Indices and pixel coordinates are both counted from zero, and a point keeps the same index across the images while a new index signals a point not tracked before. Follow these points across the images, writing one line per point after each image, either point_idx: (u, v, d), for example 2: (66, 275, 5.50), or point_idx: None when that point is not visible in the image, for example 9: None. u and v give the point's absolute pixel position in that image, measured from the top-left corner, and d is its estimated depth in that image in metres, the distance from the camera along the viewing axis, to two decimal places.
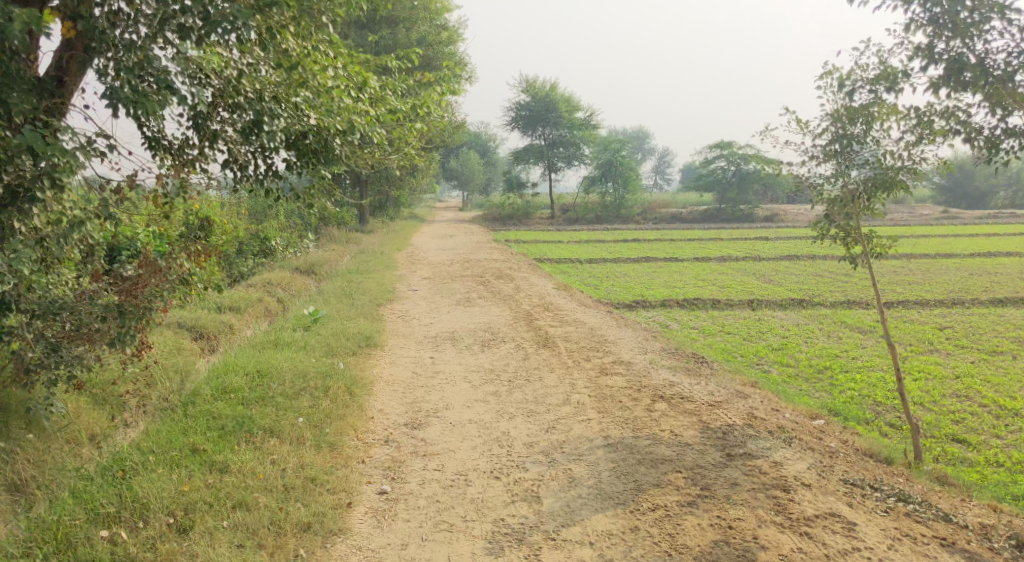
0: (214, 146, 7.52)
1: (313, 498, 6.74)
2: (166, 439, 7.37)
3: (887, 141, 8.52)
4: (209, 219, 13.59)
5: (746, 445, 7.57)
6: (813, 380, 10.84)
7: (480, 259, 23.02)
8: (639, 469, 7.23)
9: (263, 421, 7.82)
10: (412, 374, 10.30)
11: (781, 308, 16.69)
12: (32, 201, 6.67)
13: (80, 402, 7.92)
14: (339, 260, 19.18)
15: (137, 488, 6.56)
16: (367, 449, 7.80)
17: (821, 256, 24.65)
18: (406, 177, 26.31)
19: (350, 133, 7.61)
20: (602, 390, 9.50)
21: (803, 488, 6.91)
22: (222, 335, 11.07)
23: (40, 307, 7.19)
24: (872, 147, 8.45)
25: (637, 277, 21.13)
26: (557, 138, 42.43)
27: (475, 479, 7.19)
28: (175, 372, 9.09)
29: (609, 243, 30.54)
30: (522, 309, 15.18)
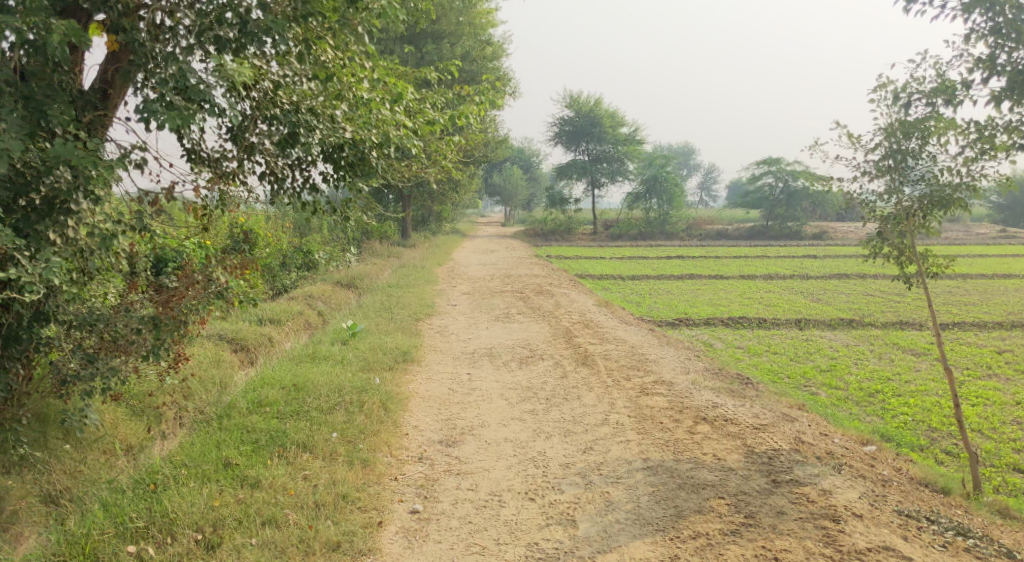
0: (251, 158, 7.43)
1: (343, 516, 6.58)
2: (201, 450, 7.28)
3: (944, 157, 8.17)
4: (252, 232, 13.61)
5: (793, 471, 7.26)
6: (864, 405, 10.51)
7: (522, 274, 22.87)
8: (680, 494, 6.96)
9: (296, 435, 7.69)
10: (448, 391, 10.14)
11: (830, 328, 16.26)
12: (68, 213, 6.54)
13: (118, 413, 7.90)
14: (379, 274, 19.15)
15: (167, 502, 6.46)
16: (400, 466, 7.64)
17: (871, 276, 24.05)
18: (448, 191, 26.28)
19: (387, 145, 7.47)
20: (642, 411, 9.25)
21: (854, 519, 6.58)
22: (261, 347, 11.03)
23: (76, 319, 7.12)
24: (928, 162, 8.11)
25: (681, 294, 20.80)
26: (601, 154, 42.20)
27: (509, 500, 6.98)
28: (213, 384, 9.04)
29: (652, 260, 30.21)
30: (562, 326, 14.97)
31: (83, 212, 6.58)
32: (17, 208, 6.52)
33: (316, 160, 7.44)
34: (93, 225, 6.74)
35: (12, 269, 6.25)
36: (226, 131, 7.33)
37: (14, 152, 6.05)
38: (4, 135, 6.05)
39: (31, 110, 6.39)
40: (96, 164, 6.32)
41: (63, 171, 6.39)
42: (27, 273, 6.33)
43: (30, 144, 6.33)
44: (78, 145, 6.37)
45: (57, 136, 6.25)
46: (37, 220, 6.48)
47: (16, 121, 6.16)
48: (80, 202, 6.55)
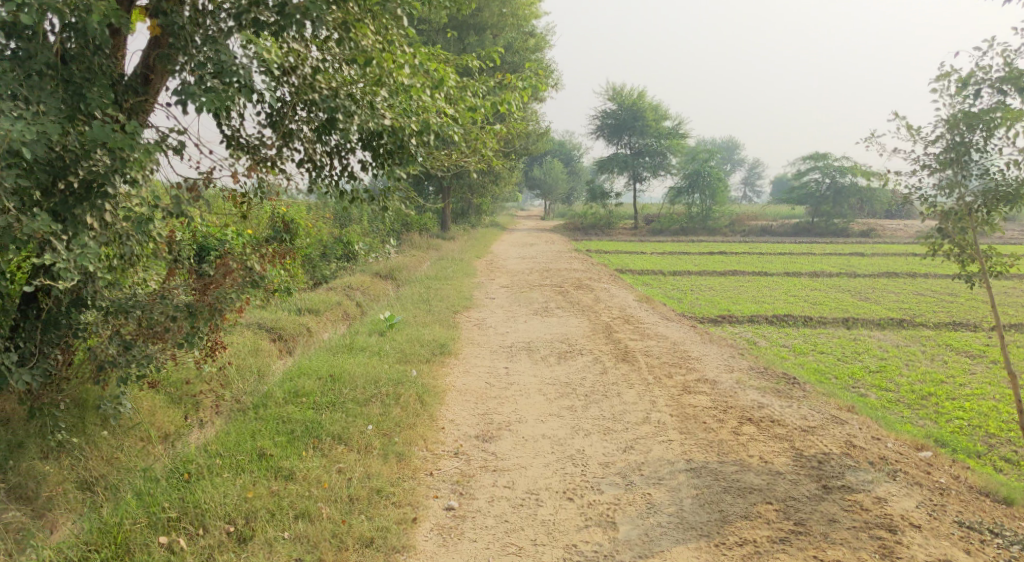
0: (290, 145, 7.31)
1: (377, 512, 6.43)
2: (236, 439, 7.16)
3: (1010, 150, 7.77)
4: (292, 221, 13.54)
5: (844, 477, 6.97)
6: (916, 407, 10.20)
7: (561, 268, 22.66)
8: (725, 498, 6.70)
9: (331, 427, 7.56)
10: (486, 385, 9.96)
11: (879, 328, 15.82)
12: (105, 197, 6.47)
13: (156, 400, 7.85)
14: (418, 266, 19.06)
15: (200, 492, 6.33)
16: (436, 461, 7.48)
17: (922, 275, 23.43)
18: (489, 184, 26.11)
19: (426, 133, 7.30)
20: (685, 409, 8.99)
21: (912, 530, 6.29)
22: (299, 337, 10.96)
23: (111, 306, 7.03)
24: (993, 155, 7.72)
25: (724, 290, 20.44)
26: (644, 148, 41.74)
27: (547, 500, 6.78)
28: (250, 372, 8.96)
29: (694, 255, 29.80)
30: (602, 321, 14.72)
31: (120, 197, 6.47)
32: (56, 191, 6.38)
33: (355, 148, 7.32)
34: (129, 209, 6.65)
35: (47, 255, 6.12)
36: (265, 118, 7.22)
37: (51, 134, 5.88)
38: (42, 117, 5.93)
39: (70, 93, 6.27)
40: (134, 147, 6.17)
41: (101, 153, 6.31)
42: (62, 258, 6.20)
43: (69, 127, 6.21)
44: (115, 128, 6.19)
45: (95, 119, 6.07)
46: (74, 205, 6.38)
47: (54, 103, 6.06)
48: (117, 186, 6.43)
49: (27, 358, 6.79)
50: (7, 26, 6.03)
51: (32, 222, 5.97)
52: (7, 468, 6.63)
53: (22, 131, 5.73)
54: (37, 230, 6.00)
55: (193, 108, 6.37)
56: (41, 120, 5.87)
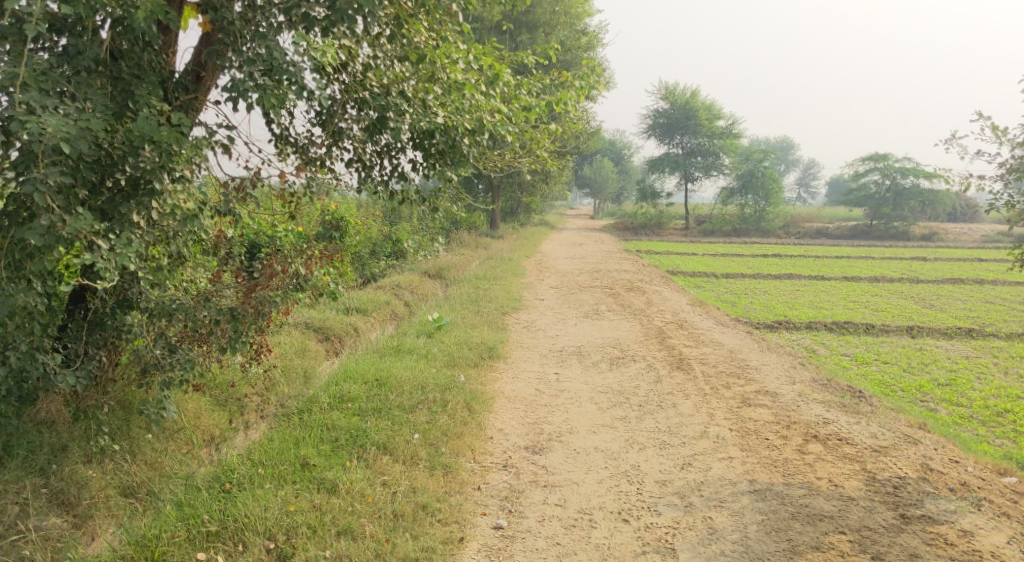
0: (340, 144, 7.03)
1: (423, 530, 6.12)
2: (279, 446, 6.90)
3: None
4: (342, 219, 13.34)
5: (924, 506, 6.52)
6: (991, 425, 9.66)
7: (612, 269, 22.24)
8: (794, 525, 6.28)
9: (377, 436, 7.28)
10: (535, 392, 9.63)
11: (947, 337, 15.14)
12: (152, 194, 6.05)
13: (202, 403, 7.61)
14: (467, 265, 18.80)
15: (241, 506, 6.09)
16: (484, 474, 7.16)
17: (990, 282, 22.55)
18: (538, 182, 25.79)
19: (480, 133, 6.94)
20: (745, 424, 8.57)
21: None
22: (346, 338, 10.74)
23: (154, 307, 6.65)
24: None
25: (780, 294, 19.86)
26: (696, 147, 41.03)
27: (601, 521, 6.42)
28: (296, 375, 8.73)
29: (747, 257, 29.14)
30: (655, 326, 14.30)
31: (168, 194, 6.08)
32: (103, 189, 6.04)
33: (407, 147, 6.99)
34: (172, 202, 6.12)
35: (88, 256, 5.61)
36: (315, 116, 6.94)
37: (96, 130, 5.55)
38: (87, 113, 5.58)
39: (118, 90, 6.00)
40: (181, 142, 5.89)
41: (150, 150, 5.88)
42: (102, 257, 5.74)
43: (116, 124, 5.86)
44: (159, 121, 5.92)
45: (142, 113, 5.81)
46: (121, 202, 6.01)
47: (101, 99, 5.71)
48: (165, 182, 6.04)
49: (73, 358, 6.55)
50: (56, 20, 5.72)
51: (76, 221, 5.54)
52: (50, 472, 6.30)
53: (62, 126, 5.36)
54: (80, 230, 5.58)
55: (242, 107, 6.11)
56: (85, 116, 5.54)
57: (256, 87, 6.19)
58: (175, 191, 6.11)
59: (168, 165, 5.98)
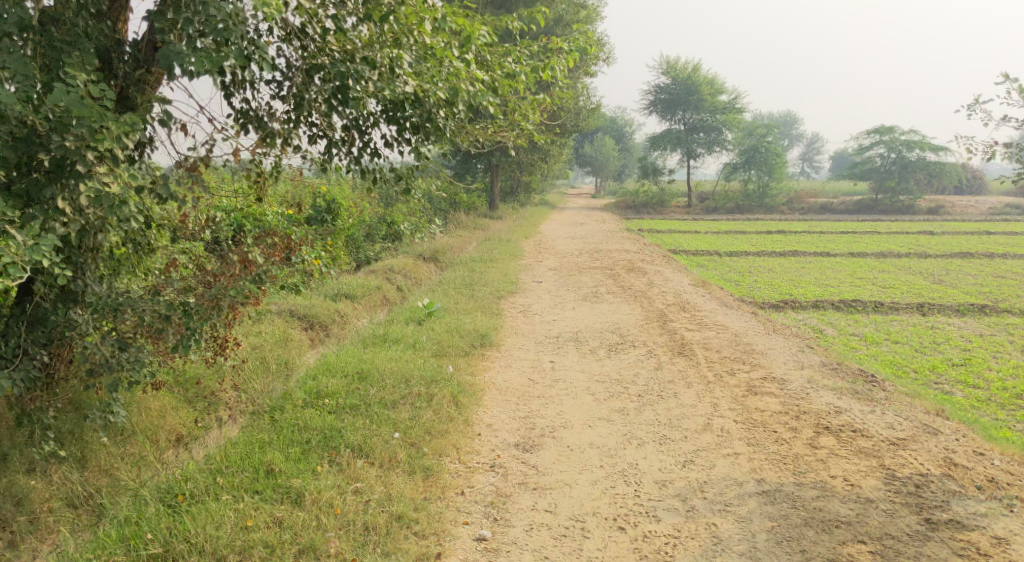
0: (306, 119, 6.32)
1: (396, 545, 5.56)
2: (243, 450, 6.32)
3: None
4: (332, 201, 12.72)
5: (950, 509, 5.97)
6: (1010, 409, 9.21)
7: (613, 249, 21.63)
8: (807, 533, 5.71)
9: (352, 436, 6.67)
10: (528, 382, 9.04)
11: (959, 314, 14.54)
12: (79, 177, 5.26)
13: (169, 399, 6.96)
14: (463, 248, 18.17)
15: (192, 522, 5.51)
16: (469, 476, 6.58)
17: (1000, 256, 21.90)
18: (538, 161, 25.12)
19: (457, 104, 6.29)
20: (751, 416, 8.04)
21: None
22: (333, 325, 10.15)
23: (99, 302, 6.01)
24: None
25: (785, 272, 19.28)
26: (698, 124, 40.20)
27: (594, 529, 5.86)
28: (276, 366, 8.15)
29: (750, 235, 28.45)
30: (657, 308, 13.72)
31: (95, 175, 5.22)
32: (31, 169, 5.34)
33: (378, 121, 6.36)
34: (99, 186, 5.22)
35: None
36: (276, 86, 6.23)
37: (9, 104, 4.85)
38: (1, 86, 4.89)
39: (50, 61, 5.26)
40: (106, 118, 5.10)
41: (74, 126, 5.06)
42: (16, 253, 5.02)
43: (40, 97, 5.12)
44: (84, 95, 5.08)
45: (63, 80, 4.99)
46: (46, 185, 5.28)
47: (22, 69, 5.00)
48: (92, 163, 5.18)
49: (12, 357, 5.80)
50: None
51: None
52: None
53: None
54: None
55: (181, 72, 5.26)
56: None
57: (194, 50, 5.30)
58: (104, 171, 5.24)
59: (93, 143, 5.10)
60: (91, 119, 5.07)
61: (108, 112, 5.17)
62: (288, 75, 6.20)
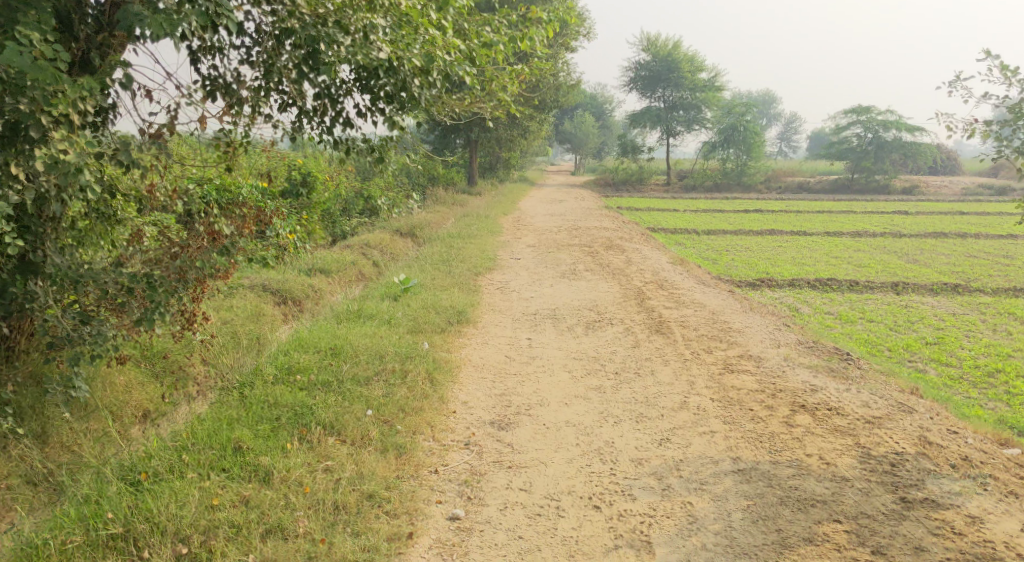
0: (276, 87, 6.15)
1: (367, 525, 5.48)
2: (210, 426, 6.18)
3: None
4: (308, 174, 12.52)
5: (925, 487, 5.96)
6: (981, 387, 9.28)
7: (591, 226, 21.54)
8: (783, 512, 5.68)
9: (323, 413, 6.56)
10: (505, 359, 8.96)
11: (933, 293, 14.63)
12: (33, 142, 5.06)
13: (135, 374, 6.83)
14: (441, 223, 18.02)
15: (154, 502, 5.38)
16: (443, 454, 6.49)
17: (973, 236, 22.04)
18: (517, 137, 24.91)
19: (433, 72, 6.14)
20: (727, 394, 8.02)
21: None
22: (307, 300, 9.99)
23: (60, 273, 5.81)
24: None
25: (761, 250, 19.30)
26: (678, 101, 40.14)
27: (568, 508, 5.80)
28: (248, 340, 8.01)
29: (728, 213, 28.46)
30: (635, 285, 13.67)
31: (50, 140, 5.00)
32: None
33: (351, 89, 6.21)
34: (54, 152, 5.01)
35: None
36: (245, 51, 6.05)
37: None
38: None
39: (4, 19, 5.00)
40: (60, 80, 4.88)
41: (29, 87, 4.88)
42: None
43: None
44: (37, 55, 4.86)
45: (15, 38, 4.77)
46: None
47: None
48: (46, 127, 5.00)
49: None
50: None
51: None
52: None
53: None
54: None
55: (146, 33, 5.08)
56: None
57: (154, 11, 5.09)
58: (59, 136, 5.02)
59: (47, 106, 4.92)
60: (45, 81, 4.88)
61: (62, 74, 4.95)
62: (258, 40, 6.02)
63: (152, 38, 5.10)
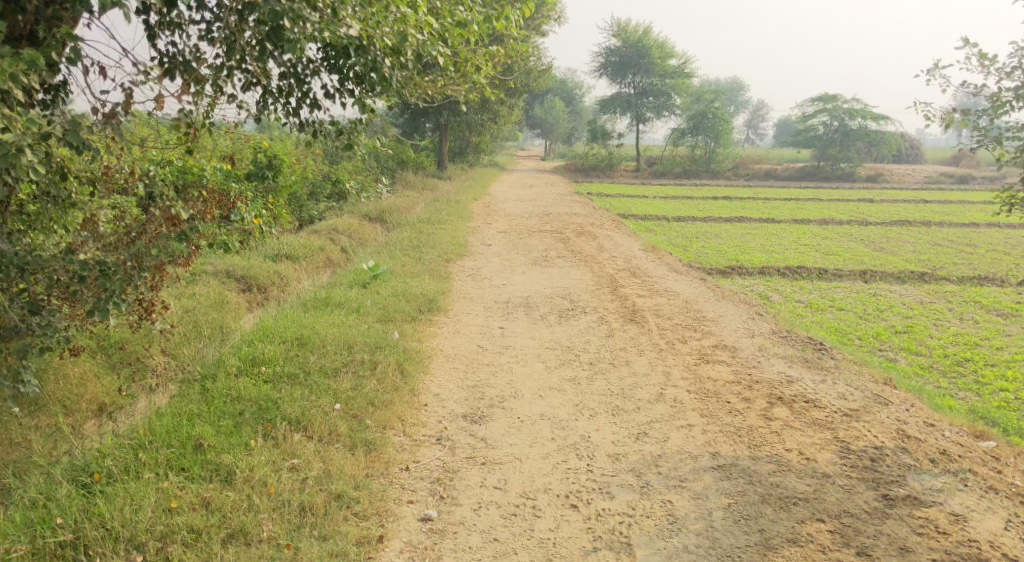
0: (239, 65, 5.85)
1: (335, 528, 5.26)
2: (169, 422, 5.90)
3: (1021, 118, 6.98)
4: (274, 157, 12.15)
5: (907, 484, 5.86)
6: (952, 377, 9.26)
7: (562, 212, 21.35)
8: (765, 512, 5.54)
9: (289, 408, 6.30)
10: (477, 349, 8.75)
11: (900, 281, 14.65)
12: None
13: (89, 365, 6.54)
14: (411, 208, 17.71)
15: (106, 507, 5.11)
16: (414, 450, 6.28)
17: (937, 224, 22.20)
18: (487, 121, 24.60)
19: (405, 52, 5.88)
20: (704, 385, 7.88)
21: None
22: (274, 287, 9.69)
23: (5, 261, 5.52)
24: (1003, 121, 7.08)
25: (731, 237, 19.26)
26: (648, 87, 40.01)
27: (544, 508, 5.63)
28: (212, 329, 7.71)
29: (697, 200, 28.43)
30: (607, 273, 13.50)
31: None
32: None
33: (319, 70, 5.93)
34: None
35: None
36: (206, 27, 5.74)
37: None
38: None
39: None
40: None
41: None
42: None
43: None
44: None
45: None
46: None
47: None
48: None
49: None
50: None
51: None
52: None
53: None
54: None
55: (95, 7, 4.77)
56: None
57: None
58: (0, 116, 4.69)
59: None
60: None
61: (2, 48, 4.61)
62: (219, 15, 5.71)
63: (102, 11, 4.78)
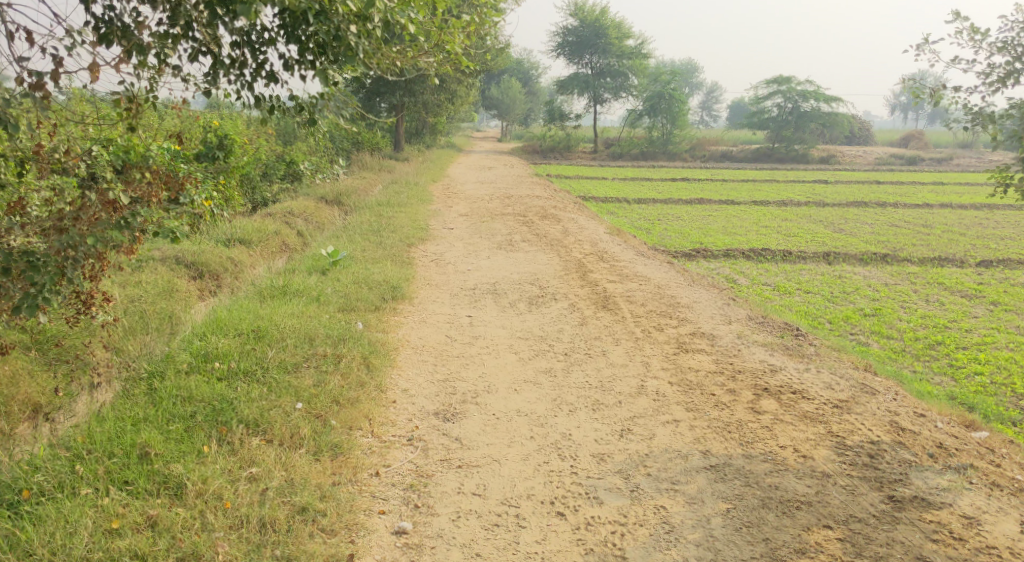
0: (186, 33, 5.27)
1: (299, 546, 4.79)
2: (111, 428, 5.35)
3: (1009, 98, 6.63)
4: (224, 136, 11.45)
5: (912, 484, 5.57)
6: (926, 359, 9.03)
7: (522, 194, 20.84)
8: (767, 518, 5.21)
9: (246, 409, 5.77)
10: (446, 340, 8.26)
11: (863, 263, 14.44)
12: None
13: (22, 363, 5.93)
14: (369, 190, 17.07)
15: (32, 533, 4.61)
16: (384, 453, 5.81)
17: (891, 205, 22.16)
18: (444, 101, 23.88)
19: (371, 18, 5.34)
20: (686, 376, 7.49)
21: None
22: (226, 274, 9.06)
23: None
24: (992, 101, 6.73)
25: (691, 219, 18.94)
26: (604, 68, 39.52)
27: (529, 517, 5.23)
28: (160, 319, 7.11)
29: (656, 182, 28.11)
30: (574, 257, 13.06)
31: None
32: None
33: (276, 38, 5.37)
34: None
35: None
36: None
37: None
38: None
39: None
40: None
41: None
42: None
43: None
44: None
45: None
46: None
47: None
48: None
49: None
50: None
51: None
52: None
53: None
54: None
55: None
56: None
57: None
58: None
59: None
60: None
61: None
62: None
63: None
